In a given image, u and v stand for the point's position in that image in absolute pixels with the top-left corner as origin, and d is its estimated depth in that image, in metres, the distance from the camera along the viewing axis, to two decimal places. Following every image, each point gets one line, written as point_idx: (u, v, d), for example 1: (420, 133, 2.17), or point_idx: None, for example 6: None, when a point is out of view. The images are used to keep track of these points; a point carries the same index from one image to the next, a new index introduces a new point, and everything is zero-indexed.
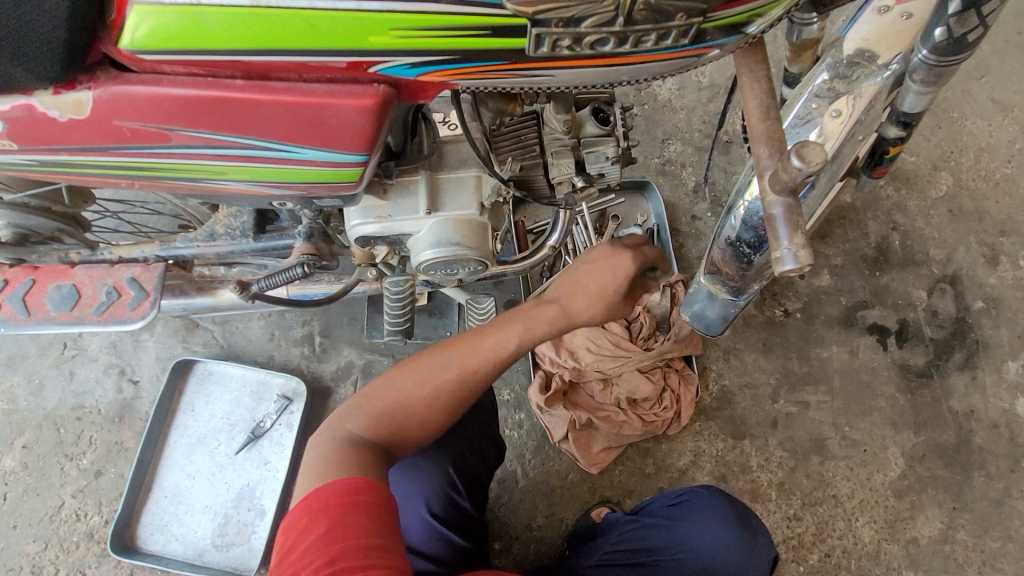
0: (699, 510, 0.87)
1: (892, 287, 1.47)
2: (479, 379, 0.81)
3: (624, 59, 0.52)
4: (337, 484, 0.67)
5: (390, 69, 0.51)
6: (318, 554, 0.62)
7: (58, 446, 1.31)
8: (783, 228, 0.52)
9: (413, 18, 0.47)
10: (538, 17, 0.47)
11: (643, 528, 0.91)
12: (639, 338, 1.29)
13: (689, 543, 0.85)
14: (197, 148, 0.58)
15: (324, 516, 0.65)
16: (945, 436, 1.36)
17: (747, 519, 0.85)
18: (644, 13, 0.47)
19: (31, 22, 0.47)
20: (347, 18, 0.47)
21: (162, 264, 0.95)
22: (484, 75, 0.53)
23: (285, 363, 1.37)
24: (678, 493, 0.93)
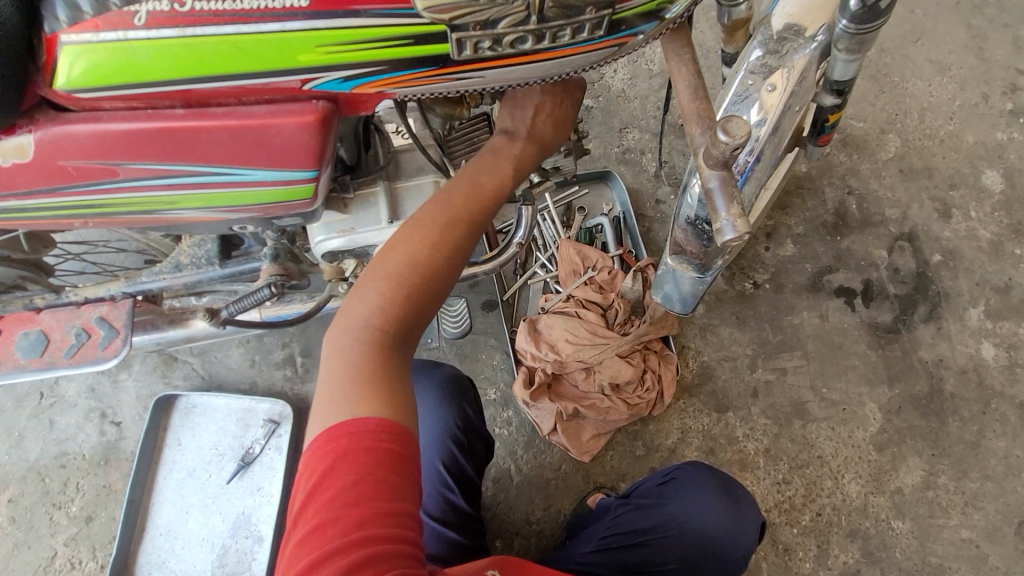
0: (687, 485, 0.89)
1: (853, 250, 1.52)
2: (464, 232, 0.71)
3: (548, 54, 0.54)
4: (372, 424, 0.57)
5: (324, 85, 0.53)
6: (343, 507, 0.54)
7: (45, 497, 1.29)
8: (720, 201, 0.54)
9: (336, 33, 0.49)
10: (455, 23, 0.49)
11: (633, 509, 0.90)
12: (616, 324, 1.32)
13: (680, 518, 0.87)
14: (147, 179, 0.59)
15: (351, 458, 0.56)
16: (918, 387, 1.41)
17: (733, 491, 0.88)
18: (554, 10, 0.50)
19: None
20: (275, 39, 0.48)
21: (131, 300, 0.95)
22: (417, 83, 0.54)
23: (269, 387, 1.37)
24: (666, 471, 0.93)
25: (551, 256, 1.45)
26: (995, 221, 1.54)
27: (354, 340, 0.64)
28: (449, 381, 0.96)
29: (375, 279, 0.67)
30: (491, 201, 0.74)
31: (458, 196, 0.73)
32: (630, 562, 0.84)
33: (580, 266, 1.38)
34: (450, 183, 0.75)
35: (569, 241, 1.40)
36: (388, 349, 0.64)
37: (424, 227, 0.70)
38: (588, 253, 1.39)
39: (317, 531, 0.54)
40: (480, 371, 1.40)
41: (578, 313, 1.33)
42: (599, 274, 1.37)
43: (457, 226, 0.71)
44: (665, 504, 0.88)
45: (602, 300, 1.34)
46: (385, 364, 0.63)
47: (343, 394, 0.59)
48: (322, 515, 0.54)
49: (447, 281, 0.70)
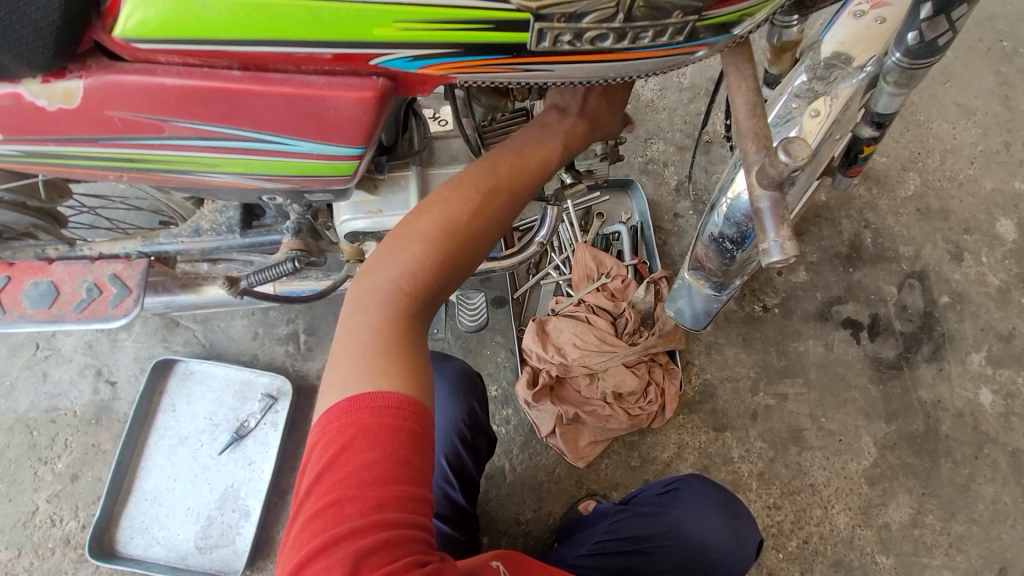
0: (691, 498, 0.89)
1: (864, 283, 1.53)
2: (503, 208, 0.68)
3: (620, 55, 0.53)
4: (395, 401, 0.54)
5: (390, 62, 0.52)
6: (360, 487, 0.51)
7: (31, 450, 1.27)
8: (769, 221, 0.54)
9: (417, 10, 0.48)
10: (542, 12, 0.48)
11: (633, 515, 0.89)
12: (625, 334, 1.32)
13: (681, 530, 0.86)
14: (191, 139, 0.58)
15: (371, 435, 0.53)
16: (915, 425, 1.42)
17: (734, 507, 0.88)
18: (643, 10, 0.49)
19: (23, 10, 0.47)
20: (350, 10, 0.47)
21: (145, 260, 0.93)
22: (486, 69, 0.54)
23: (269, 361, 1.36)
24: (668, 481, 0.93)
25: (566, 258, 1.44)
26: (1005, 269, 1.55)
27: (378, 304, 0.60)
28: (462, 376, 0.96)
29: (407, 240, 0.63)
30: (533, 171, 0.71)
31: (501, 167, 0.69)
32: (627, 567, 0.84)
33: (594, 272, 1.38)
34: (491, 150, 0.71)
35: (586, 245, 1.40)
36: (412, 318, 0.61)
37: (463, 192, 0.67)
38: (603, 259, 1.38)
39: (331, 508, 0.51)
40: (483, 366, 1.40)
41: (588, 318, 1.33)
42: (612, 281, 1.36)
43: (497, 199, 0.68)
44: (666, 514, 0.88)
45: (613, 307, 1.34)
46: (407, 333, 0.60)
47: (360, 365, 0.56)
48: (338, 492, 0.51)
49: (479, 253, 0.67)
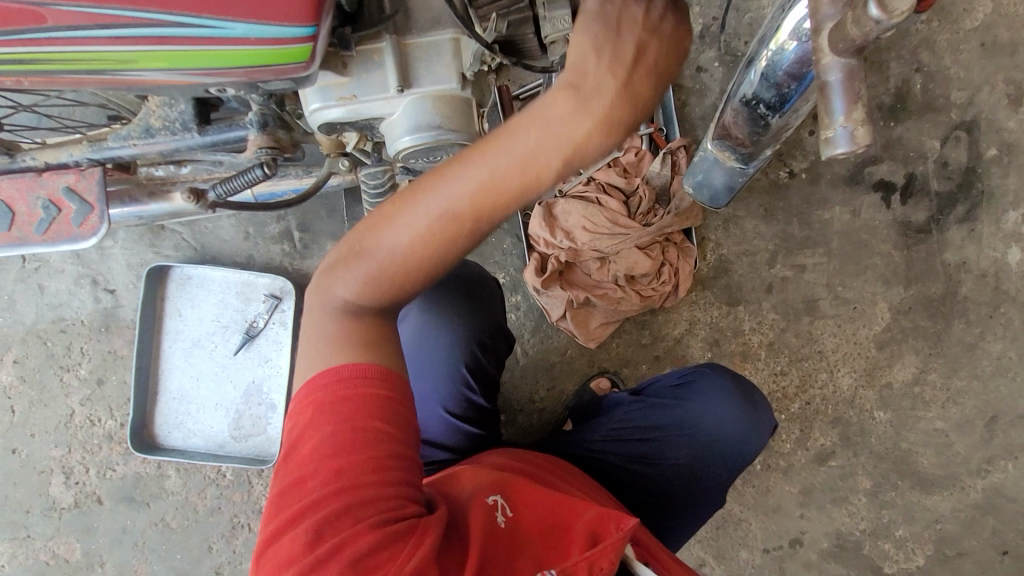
0: (706, 391, 0.90)
1: (904, 139, 1.38)
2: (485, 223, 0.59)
3: None
4: (348, 373, 0.61)
5: None
6: (323, 460, 0.59)
7: (50, 359, 1.29)
8: (839, 101, 0.42)
9: None
10: None
11: (642, 405, 0.92)
12: (637, 215, 1.23)
13: (695, 422, 0.89)
14: (89, 30, 0.49)
15: (325, 410, 0.60)
16: (934, 288, 1.38)
17: (752, 396, 0.90)
18: None
19: None
20: None
21: (100, 169, 0.81)
22: None
23: (266, 261, 1.30)
24: (684, 374, 0.94)
25: None
26: None
27: (355, 282, 0.63)
28: (474, 280, 0.94)
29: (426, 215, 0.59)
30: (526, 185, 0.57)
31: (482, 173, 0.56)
32: (637, 454, 0.88)
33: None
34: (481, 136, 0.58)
35: None
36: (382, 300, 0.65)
37: (438, 187, 0.58)
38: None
39: (294, 489, 0.59)
40: (489, 255, 1.34)
41: (598, 200, 1.23)
42: (626, 157, 1.24)
43: (479, 212, 0.58)
44: (679, 405, 0.91)
45: (626, 185, 1.23)
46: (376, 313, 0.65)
47: (361, 332, 0.63)
48: (301, 471, 0.59)
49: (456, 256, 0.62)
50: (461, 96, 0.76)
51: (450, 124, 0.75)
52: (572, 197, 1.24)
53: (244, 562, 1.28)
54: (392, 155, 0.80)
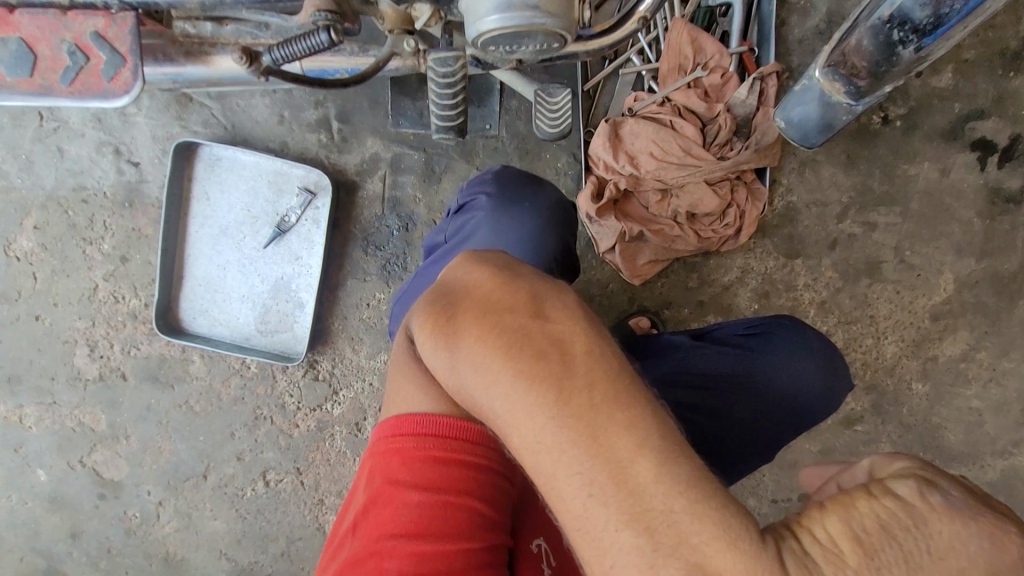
0: (781, 345, 0.89)
1: (1020, 93, 1.22)
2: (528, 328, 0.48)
3: None
4: (443, 432, 0.60)
5: None
6: (404, 531, 0.59)
7: (72, 229, 1.23)
8: None
9: None
10: None
11: (712, 350, 0.88)
12: (712, 146, 1.11)
13: (768, 374, 0.87)
14: None
15: (416, 467, 0.60)
16: (1007, 265, 1.29)
17: (831, 358, 0.89)
18: None
19: None
20: None
21: (133, 15, 0.70)
22: None
23: (301, 151, 1.21)
24: (753, 325, 0.92)
25: (654, 41, 1.16)
26: None
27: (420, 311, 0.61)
28: (553, 208, 0.91)
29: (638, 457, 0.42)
30: None
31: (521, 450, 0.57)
32: (697, 403, 0.85)
33: (689, 65, 1.10)
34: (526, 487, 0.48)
35: (684, 21, 1.09)
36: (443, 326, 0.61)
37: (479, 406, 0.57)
38: (704, 44, 1.09)
39: (372, 557, 0.60)
40: (541, 172, 1.23)
41: (671, 123, 1.11)
42: (711, 78, 1.10)
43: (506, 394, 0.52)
44: (749, 355, 0.88)
45: (705, 111, 1.11)
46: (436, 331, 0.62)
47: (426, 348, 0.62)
48: (381, 534, 0.60)
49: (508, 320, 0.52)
50: None
51: (548, 6, 0.64)
52: (643, 117, 1.12)
53: (265, 452, 1.30)
54: (471, 41, 0.69)
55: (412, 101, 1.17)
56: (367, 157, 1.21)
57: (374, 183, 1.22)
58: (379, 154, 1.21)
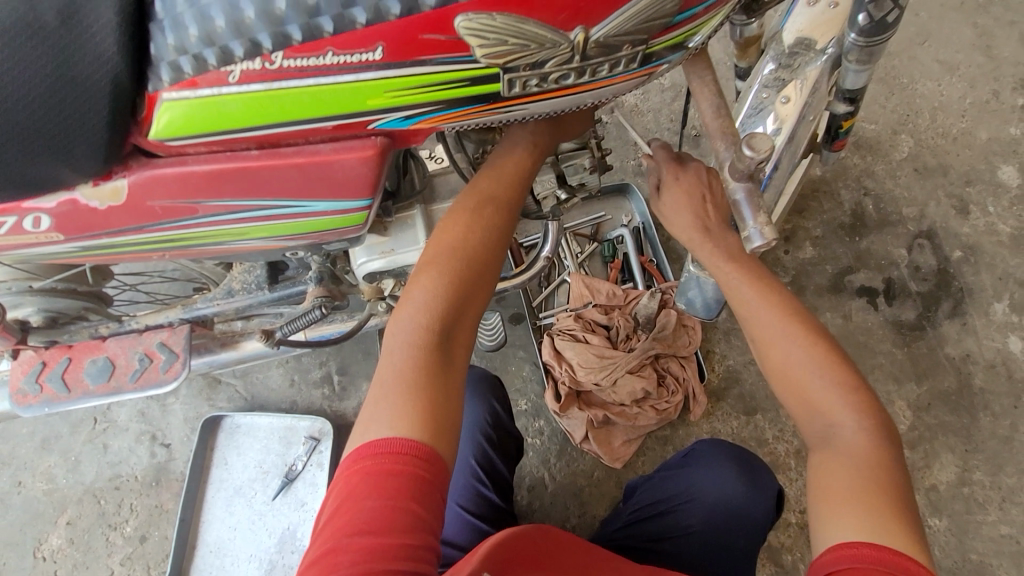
0: (705, 456, 1.03)
1: (872, 250, 1.54)
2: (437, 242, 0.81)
3: (584, 87, 0.55)
4: (397, 447, 0.67)
5: (386, 123, 0.54)
6: (359, 533, 0.63)
7: (100, 518, 1.34)
8: (747, 211, 0.59)
9: (407, 80, 0.50)
10: (509, 65, 0.50)
11: (658, 479, 1.05)
12: (619, 342, 1.35)
13: (700, 485, 1.00)
14: (223, 215, 0.62)
15: (371, 481, 0.66)
16: (946, 382, 1.41)
17: (749, 463, 1.01)
18: (597, 47, 0.51)
19: (80, 108, 0.49)
20: (347, 89, 0.50)
21: (187, 326, 1.01)
22: (464, 118, 0.56)
23: (308, 406, 1.43)
24: (686, 449, 1.07)
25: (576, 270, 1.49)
26: (1013, 216, 1.56)
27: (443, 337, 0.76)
28: (480, 382, 1.10)
29: (485, 231, 0.80)
30: (479, 270, 0.79)
31: (450, 288, 0.77)
32: (654, 531, 0.98)
33: (588, 298, 1.39)
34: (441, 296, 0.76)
35: (578, 274, 1.42)
36: (438, 351, 0.74)
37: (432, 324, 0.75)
38: (597, 285, 1.40)
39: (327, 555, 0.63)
40: (511, 383, 1.44)
41: (585, 337, 1.35)
42: (609, 298, 1.39)
43: (457, 313, 0.77)
44: (686, 472, 1.03)
45: (607, 321, 1.37)
46: (433, 365, 0.73)
47: (415, 381, 0.72)
48: (336, 540, 0.64)
49: (481, 270, 0.80)
50: None
51: None
52: (563, 334, 1.36)
53: None
54: None
55: None
56: (363, 400, 1.43)
57: None
58: None
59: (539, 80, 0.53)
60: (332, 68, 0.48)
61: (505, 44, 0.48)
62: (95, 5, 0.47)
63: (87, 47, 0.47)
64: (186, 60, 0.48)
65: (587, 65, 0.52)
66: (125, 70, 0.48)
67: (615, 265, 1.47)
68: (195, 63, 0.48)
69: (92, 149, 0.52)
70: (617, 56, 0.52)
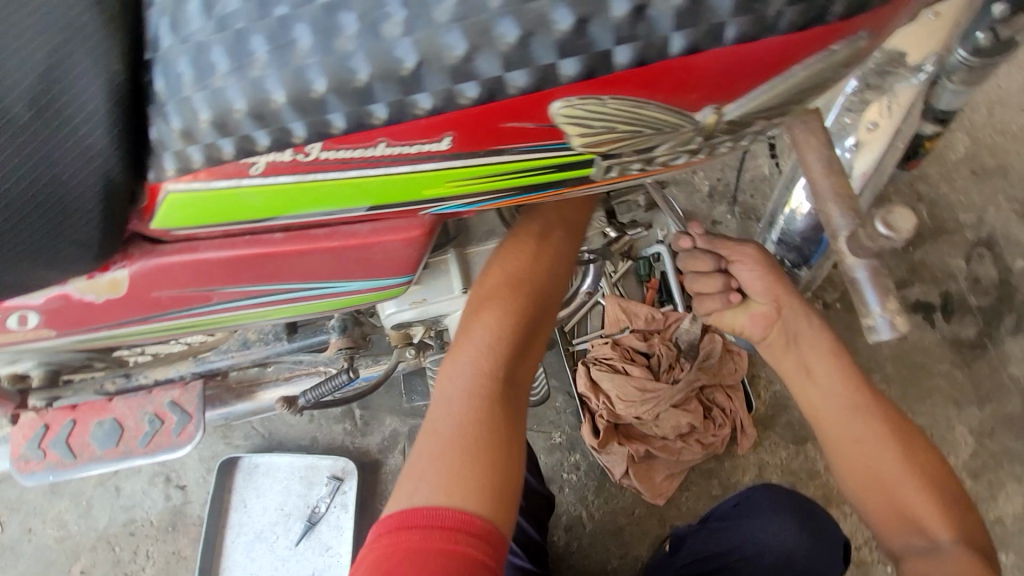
0: (759, 505, 0.95)
1: (928, 261, 1.43)
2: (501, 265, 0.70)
3: (690, 163, 0.48)
4: (451, 521, 0.56)
5: (443, 208, 0.47)
6: None
7: (116, 566, 1.28)
8: (872, 294, 0.48)
9: (471, 169, 0.43)
10: (610, 153, 0.43)
11: (713, 528, 0.97)
12: (661, 373, 1.25)
13: (755, 537, 0.92)
14: (241, 301, 0.53)
15: (418, 561, 0.54)
16: (1011, 405, 1.32)
17: (812, 518, 0.92)
18: (724, 128, 0.43)
19: (68, 208, 0.41)
20: (401, 179, 0.42)
21: (200, 382, 0.92)
22: (537, 197, 0.48)
23: (329, 442, 1.35)
24: (738, 494, 0.99)
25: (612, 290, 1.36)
26: None
27: (509, 376, 0.66)
28: None
29: (551, 255, 0.70)
30: (545, 299, 0.70)
31: (516, 322, 0.67)
32: None
33: (625, 323, 1.29)
34: (504, 328, 0.66)
35: (614, 296, 1.30)
36: (500, 398, 0.64)
37: (494, 363, 0.65)
38: (635, 309, 1.29)
39: None
40: (544, 414, 1.35)
41: (624, 368, 1.25)
42: (647, 323, 1.28)
43: (520, 351, 0.67)
44: (740, 523, 0.95)
45: (647, 349, 1.27)
46: (495, 412, 0.63)
47: (472, 434, 0.61)
48: None
49: (548, 300, 0.70)
50: None
51: None
52: (600, 363, 1.27)
53: None
54: None
55: (421, 379, 1.34)
56: (386, 435, 1.35)
57: (395, 457, 1.33)
58: (398, 430, 1.34)
59: (642, 165, 0.46)
60: (384, 160, 0.40)
61: (613, 131, 0.40)
62: (76, 92, 0.39)
63: (65, 139, 0.39)
64: (196, 149, 0.39)
65: (707, 145, 0.45)
66: (117, 165, 0.40)
67: (651, 285, 1.35)
68: (207, 152, 0.39)
69: (83, 251, 0.44)
70: (744, 131, 0.45)
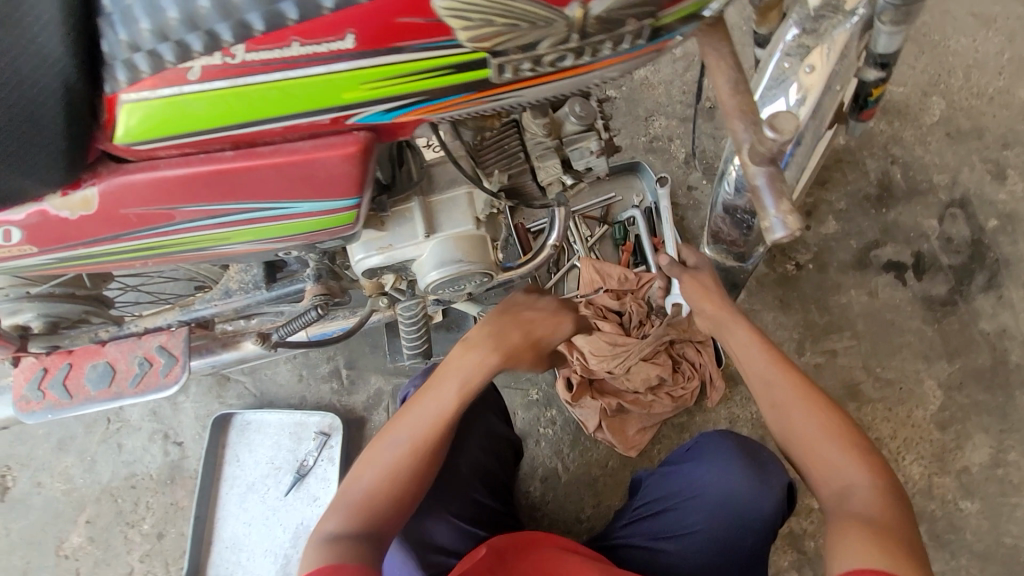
0: (707, 454, 0.95)
1: (900, 222, 1.45)
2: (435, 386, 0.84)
3: (585, 68, 0.53)
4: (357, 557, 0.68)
5: (368, 117, 0.51)
6: None
7: (118, 516, 1.36)
8: (769, 198, 0.52)
9: (381, 70, 0.48)
10: (496, 49, 0.48)
11: (662, 474, 1.01)
12: (632, 329, 1.30)
13: (700, 484, 0.94)
14: (203, 221, 0.58)
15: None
16: (980, 359, 1.34)
17: (757, 455, 0.93)
18: (597, 24, 0.48)
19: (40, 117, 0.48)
20: (319, 82, 0.47)
21: (186, 328, 0.98)
22: (453, 108, 0.53)
23: (317, 401, 1.41)
24: (690, 443, 1.01)
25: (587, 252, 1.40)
26: None
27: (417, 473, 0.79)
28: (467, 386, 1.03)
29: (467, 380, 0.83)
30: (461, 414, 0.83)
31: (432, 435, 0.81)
32: (659, 531, 0.95)
33: (599, 283, 1.32)
34: (422, 441, 0.80)
35: (589, 259, 1.34)
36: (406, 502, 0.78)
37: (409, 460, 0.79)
38: (609, 270, 1.32)
39: None
40: (521, 372, 1.39)
41: (596, 326, 1.28)
42: (621, 283, 1.32)
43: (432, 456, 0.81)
44: (685, 474, 0.97)
45: (619, 307, 1.31)
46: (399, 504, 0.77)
47: (376, 522, 0.75)
48: None
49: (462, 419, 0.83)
50: (476, 235, 0.90)
51: (469, 257, 0.90)
52: None
53: None
54: (424, 288, 0.93)
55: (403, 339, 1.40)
56: (372, 394, 1.41)
57: (380, 413, 1.39)
58: (382, 389, 1.40)
59: (534, 65, 0.50)
60: (300, 60, 0.46)
61: (490, 24, 0.46)
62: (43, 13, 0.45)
63: (32, 52, 0.46)
64: (143, 58, 0.46)
65: (586, 43, 0.49)
66: None
67: (626, 248, 1.40)
68: (152, 62, 0.46)
69: (53, 162, 0.50)
70: (621, 32, 0.50)
